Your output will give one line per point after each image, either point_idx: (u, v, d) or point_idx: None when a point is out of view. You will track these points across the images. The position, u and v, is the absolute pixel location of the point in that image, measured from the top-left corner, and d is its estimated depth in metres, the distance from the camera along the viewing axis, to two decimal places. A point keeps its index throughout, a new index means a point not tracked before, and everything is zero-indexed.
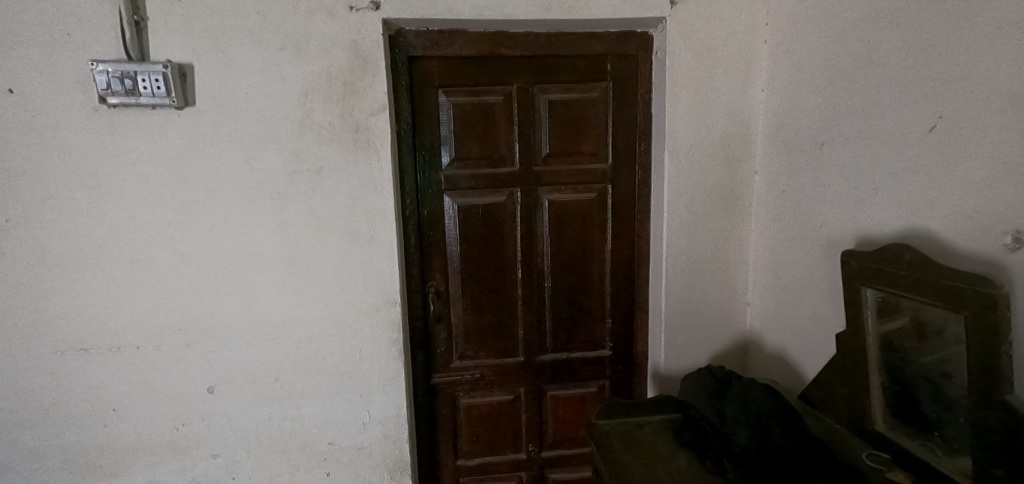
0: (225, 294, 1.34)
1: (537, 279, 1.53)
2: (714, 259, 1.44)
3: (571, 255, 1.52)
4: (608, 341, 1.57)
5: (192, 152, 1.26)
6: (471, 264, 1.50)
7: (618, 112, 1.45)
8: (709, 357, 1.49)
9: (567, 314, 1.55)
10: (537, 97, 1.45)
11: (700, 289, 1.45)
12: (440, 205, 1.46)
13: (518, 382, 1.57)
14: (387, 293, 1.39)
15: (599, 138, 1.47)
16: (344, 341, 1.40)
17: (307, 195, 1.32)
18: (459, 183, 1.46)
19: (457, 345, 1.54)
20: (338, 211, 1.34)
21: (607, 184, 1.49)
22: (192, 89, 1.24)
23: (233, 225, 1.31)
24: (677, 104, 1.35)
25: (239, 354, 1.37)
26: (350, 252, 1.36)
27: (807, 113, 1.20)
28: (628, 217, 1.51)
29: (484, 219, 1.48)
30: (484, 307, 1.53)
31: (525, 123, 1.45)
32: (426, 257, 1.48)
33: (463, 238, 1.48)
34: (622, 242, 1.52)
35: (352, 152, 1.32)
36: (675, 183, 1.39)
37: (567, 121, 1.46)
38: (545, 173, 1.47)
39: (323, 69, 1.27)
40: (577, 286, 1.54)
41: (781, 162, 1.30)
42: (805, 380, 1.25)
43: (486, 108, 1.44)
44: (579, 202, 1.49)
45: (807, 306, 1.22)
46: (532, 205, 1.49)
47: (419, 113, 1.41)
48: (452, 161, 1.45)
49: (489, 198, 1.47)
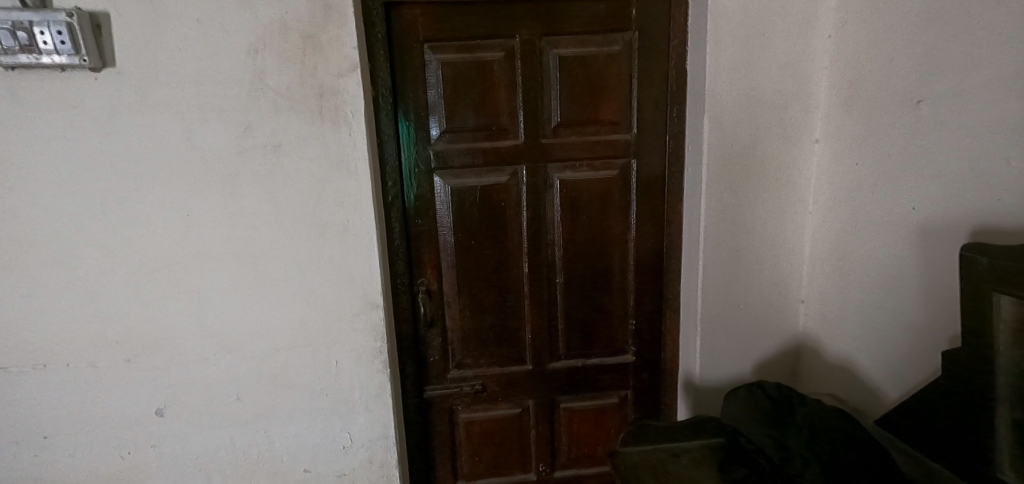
0: (169, 299, 1.10)
1: (547, 273, 1.28)
2: (761, 250, 1.19)
3: (587, 246, 1.28)
4: (631, 345, 1.34)
5: (118, 125, 1.01)
6: (467, 257, 1.26)
7: (645, 70, 1.19)
8: (754, 365, 1.25)
9: (582, 314, 1.31)
10: (544, 53, 1.18)
11: (743, 284, 1.21)
12: (429, 188, 1.21)
13: (525, 393, 1.34)
14: (367, 294, 1.15)
15: (621, 103, 1.21)
16: (317, 352, 1.16)
17: (263, 177, 1.07)
18: (451, 160, 1.20)
19: (454, 352, 1.31)
20: (303, 196, 1.09)
21: (631, 158, 1.24)
22: (111, 45, 0.99)
23: (175, 215, 1.06)
24: (720, 57, 1.09)
25: (192, 370, 1.14)
26: (320, 246, 1.12)
27: (896, 63, 0.94)
28: (655, 199, 1.26)
29: (483, 204, 1.23)
30: (485, 306, 1.29)
31: (531, 84, 1.19)
32: (413, 250, 1.24)
33: (458, 227, 1.24)
34: (648, 229, 1.27)
35: (318, 124, 1.06)
36: (717, 156, 1.14)
37: (583, 82, 1.19)
38: (555, 146, 1.22)
39: (278, 19, 1.01)
40: (595, 280, 1.30)
41: (855, 129, 1.04)
42: (894, 402, 1.01)
43: (483, 67, 1.17)
44: (597, 181, 1.24)
45: (895, 309, 0.98)
46: (540, 186, 1.24)
47: (401, 76, 1.16)
48: (443, 134, 1.20)
49: (490, 179, 1.22)
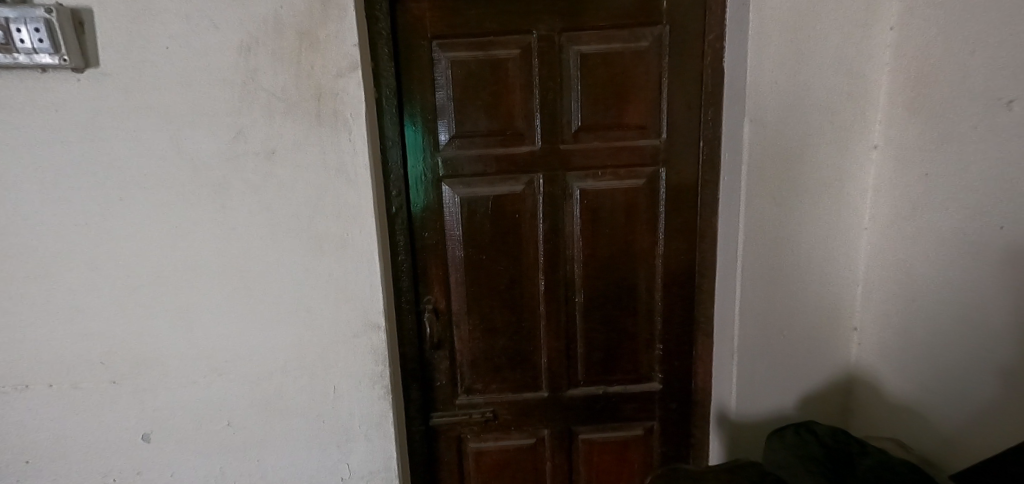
0: (156, 317, 1.02)
1: (565, 291, 1.17)
2: (808, 271, 1.06)
3: (610, 263, 1.16)
4: (658, 373, 1.21)
5: (102, 130, 0.94)
6: (478, 274, 1.15)
7: (677, 68, 1.07)
8: (798, 400, 1.11)
9: (604, 337, 1.19)
10: (565, 50, 1.07)
11: (787, 309, 1.07)
12: (437, 198, 1.11)
13: (540, 422, 1.22)
14: (368, 314, 1.06)
15: (649, 105, 1.09)
16: (313, 376, 1.07)
17: (256, 187, 0.98)
18: (462, 168, 1.10)
19: (462, 376, 1.20)
20: (299, 207, 1.00)
21: (660, 166, 1.12)
22: (95, 43, 0.91)
23: (162, 227, 0.98)
24: (765, 52, 0.97)
25: (181, 392, 1.06)
26: (317, 261, 1.03)
27: (980, 58, 0.81)
28: (686, 211, 1.13)
29: (495, 216, 1.13)
30: (497, 327, 1.18)
31: (549, 86, 1.08)
32: (420, 265, 1.14)
33: (468, 241, 1.14)
34: (678, 244, 1.15)
35: (314, 128, 0.97)
36: (758, 164, 1.01)
37: (607, 81, 1.08)
38: (576, 153, 1.10)
39: (272, 15, 0.93)
40: (618, 300, 1.18)
41: (928, 135, 0.91)
42: (977, 456, 0.87)
43: (497, 66, 1.07)
44: (621, 191, 1.13)
45: (978, 347, 0.85)
46: (558, 197, 1.12)
47: (406, 76, 1.06)
48: (453, 139, 1.10)
49: (503, 189, 1.12)
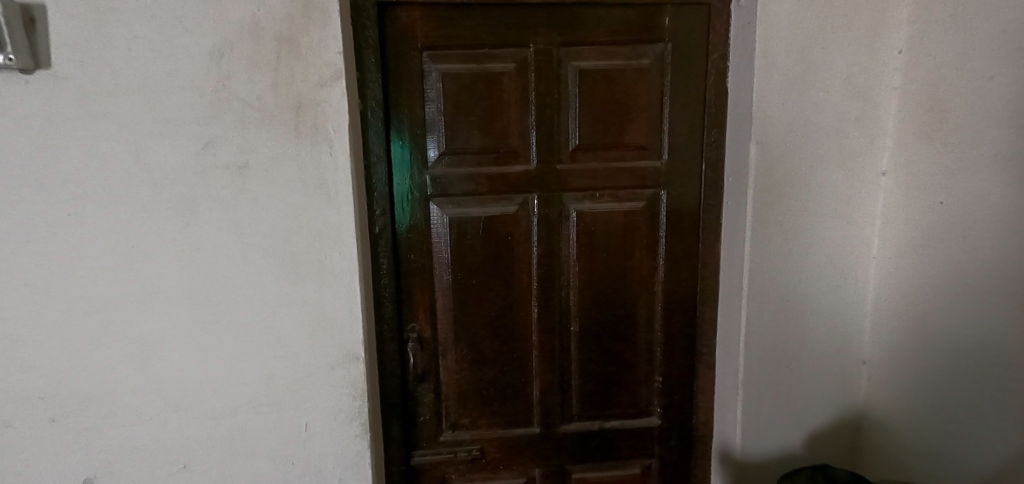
0: (106, 346, 0.91)
1: (560, 319, 1.10)
2: (815, 301, 1.01)
3: (607, 289, 1.09)
4: (657, 407, 1.14)
5: (51, 138, 0.84)
6: (468, 300, 1.07)
7: (679, 87, 1.02)
8: (806, 437, 1.05)
9: (600, 368, 1.12)
10: (563, 66, 1.01)
11: (795, 341, 1.02)
12: (425, 218, 1.04)
13: (532, 461, 1.14)
14: (347, 344, 0.97)
15: (650, 124, 1.04)
16: (284, 412, 0.97)
17: (226, 203, 0.89)
18: (452, 187, 1.03)
19: (448, 411, 1.11)
20: (272, 226, 0.91)
21: (660, 188, 1.06)
22: (47, 43, 0.82)
23: (117, 246, 0.88)
24: (772, 73, 0.93)
25: (132, 431, 0.94)
26: (292, 286, 0.93)
27: (998, 83, 0.78)
28: (687, 236, 1.08)
29: (487, 239, 1.05)
30: (487, 358, 1.10)
31: (547, 102, 1.02)
32: (405, 290, 1.06)
33: (458, 265, 1.06)
34: (679, 271, 1.09)
35: (292, 141, 0.89)
36: (764, 188, 0.96)
37: (606, 99, 1.03)
38: (573, 173, 1.05)
39: (249, 18, 0.85)
40: (616, 329, 1.11)
41: (942, 163, 0.87)
42: None
43: (491, 80, 1.01)
44: (621, 214, 1.07)
45: (1000, 390, 0.82)
46: (555, 219, 1.06)
47: (394, 88, 0.99)
48: (443, 156, 1.03)
49: (495, 210, 1.05)
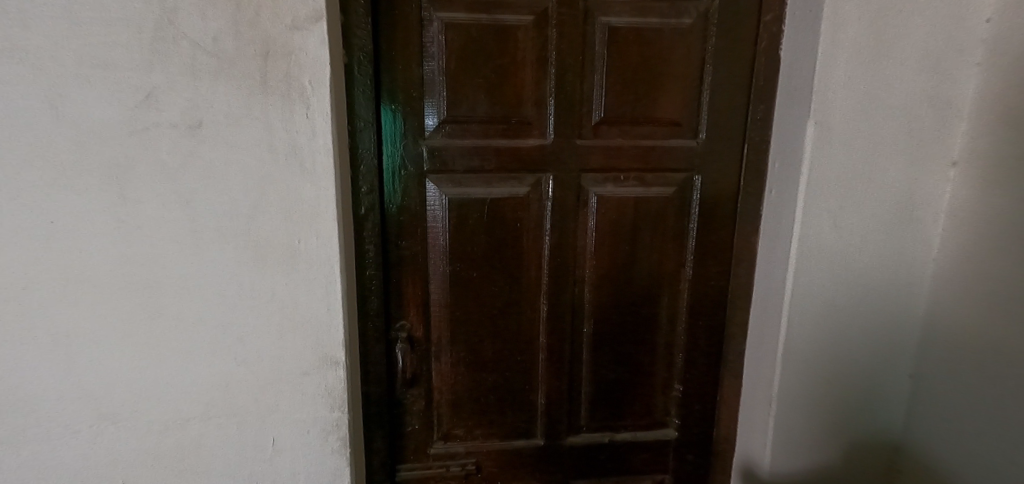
0: (15, 347, 0.73)
1: (571, 319, 0.96)
2: (864, 308, 0.89)
3: (627, 286, 0.96)
4: (674, 418, 1.02)
5: None
6: (467, 295, 0.92)
7: (723, 54, 0.87)
8: (839, 455, 0.95)
9: (614, 374, 0.99)
10: (590, 22, 0.85)
11: (837, 352, 0.90)
12: (420, 197, 0.88)
13: (533, 476, 1.01)
14: (323, 346, 0.81)
15: (687, 97, 0.89)
16: (247, 425, 0.81)
17: (172, 172, 0.71)
18: (453, 161, 0.87)
19: (440, 420, 0.97)
20: (232, 202, 0.74)
21: (694, 172, 0.92)
22: None
23: (27, 221, 0.69)
24: (841, 39, 0.78)
25: (57, 447, 0.77)
26: (257, 276, 0.77)
27: None
28: (721, 228, 0.94)
29: (492, 225, 0.90)
30: (487, 361, 0.95)
31: (569, 65, 0.86)
32: (393, 282, 0.90)
33: (457, 254, 0.91)
34: (709, 268, 0.96)
35: (258, 97, 0.72)
36: (820, 176, 0.82)
37: (637, 64, 0.87)
38: (596, 151, 0.90)
39: None
40: (634, 331, 0.98)
41: None
42: None
43: (503, 36, 0.84)
44: (647, 200, 0.93)
45: None
46: (571, 203, 0.91)
47: (387, 38, 0.82)
48: (443, 125, 0.86)
49: (502, 191, 0.89)
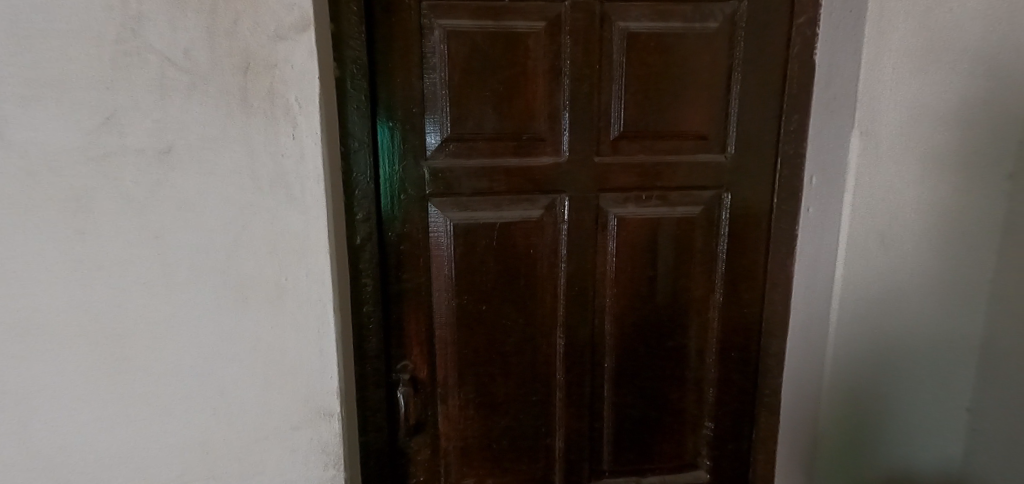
0: None
1: (592, 353, 0.87)
2: (923, 339, 0.79)
3: (652, 316, 0.87)
4: (706, 458, 0.93)
5: None
6: (476, 330, 0.83)
7: (751, 61, 0.80)
8: None
9: (639, 413, 0.90)
10: (607, 27, 0.77)
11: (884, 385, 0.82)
12: (422, 224, 0.79)
13: None
14: (316, 395, 0.71)
15: (714, 108, 0.82)
16: None
17: (138, 204, 0.62)
18: (459, 183, 0.78)
19: (449, 471, 0.87)
20: (209, 238, 0.65)
21: (723, 188, 0.85)
22: None
23: None
24: (884, 42, 0.71)
25: None
26: (239, 319, 0.67)
27: None
28: (753, 250, 0.86)
29: (503, 252, 0.81)
30: (499, 402, 0.86)
31: (584, 74, 0.78)
32: (394, 318, 0.81)
33: (465, 285, 0.81)
34: (741, 293, 0.88)
35: (237, 117, 0.63)
36: (866, 192, 0.75)
37: (659, 73, 0.80)
38: (615, 168, 0.82)
39: None
40: (660, 364, 0.89)
41: None
42: None
43: (511, 44, 0.76)
44: (672, 221, 0.84)
45: None
46: (589, 226, 0.83)
47: (384, 48, 0.73)
48: (447, 143, 0.78)
49: (513, 214, 0.80)
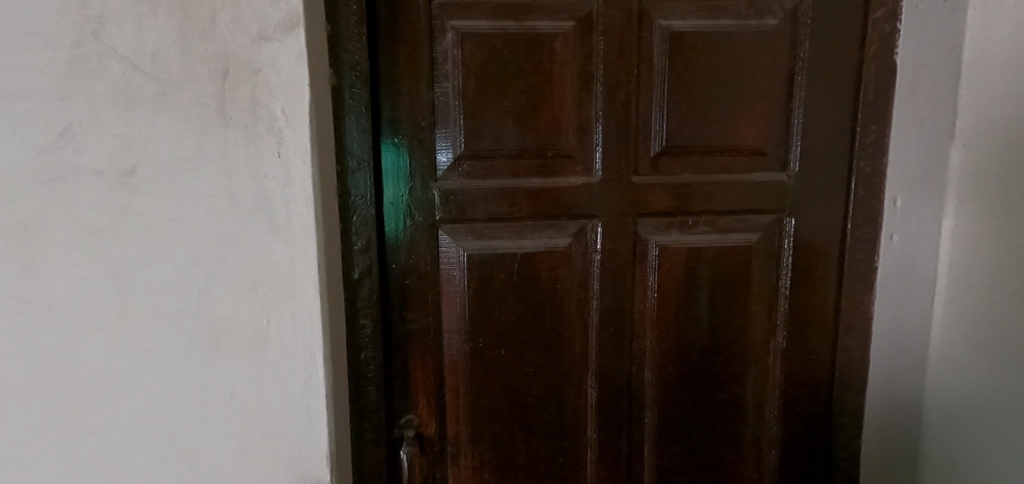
0: None
1: (629, 406, 0.74)
2: None
3: (701, 364, 0.74)
4: None
5: None
6: (494, 378, 0.71)
7: (817, 64, 0.69)
8: None
9: (687, 477, 0.76)
10: (646, 26, 0.67)
11: None
12: (432, 254, 0.68)
13: None
14: (302, 460, 0.60)
15: (772, 118, 0.70)
16: None
17: (97, 234, 0.53)
18: (474, 207, 0.68)
19: None
20: (179, 273, 0.55)
21: (784, 213, 0.72)
22: None
23: None
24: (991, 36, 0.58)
25: None
26: (212, 369, 0.57)
27: None
28: (821, 285, 0.73)
29: (525, 287, 0.70)
30: (521, 463, 0.73)
31: (620, 81, 0.67)
32: (399, 364, 0.69)
33: (480, 325, 0.70)
34: (808, 337, 0.74)
35: (213, 132, 0.54)
36: None
37: (708, 79, 0.68)
38: (656, 189, 0.70)
39: None
40: (711, 420, 0.75)
41: None
42: None
43: (535, 47, 0.66)
44: (724, 250, 0.72)
45: None
46: (626, 256, 0.70)
47: (389, 53, 0.64)
48: (460, 161, 0.67)
49: (537, 243, 0.69)
